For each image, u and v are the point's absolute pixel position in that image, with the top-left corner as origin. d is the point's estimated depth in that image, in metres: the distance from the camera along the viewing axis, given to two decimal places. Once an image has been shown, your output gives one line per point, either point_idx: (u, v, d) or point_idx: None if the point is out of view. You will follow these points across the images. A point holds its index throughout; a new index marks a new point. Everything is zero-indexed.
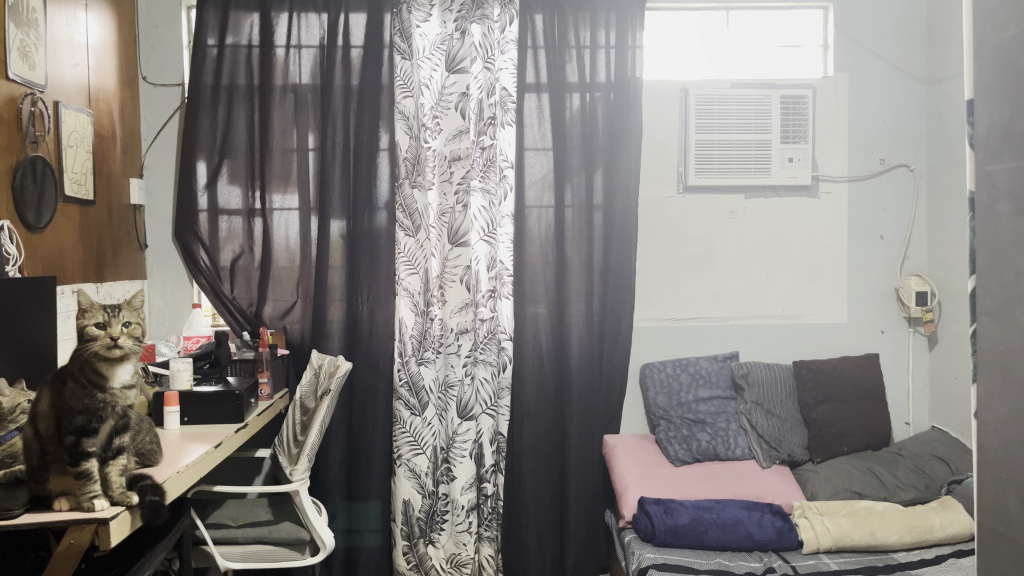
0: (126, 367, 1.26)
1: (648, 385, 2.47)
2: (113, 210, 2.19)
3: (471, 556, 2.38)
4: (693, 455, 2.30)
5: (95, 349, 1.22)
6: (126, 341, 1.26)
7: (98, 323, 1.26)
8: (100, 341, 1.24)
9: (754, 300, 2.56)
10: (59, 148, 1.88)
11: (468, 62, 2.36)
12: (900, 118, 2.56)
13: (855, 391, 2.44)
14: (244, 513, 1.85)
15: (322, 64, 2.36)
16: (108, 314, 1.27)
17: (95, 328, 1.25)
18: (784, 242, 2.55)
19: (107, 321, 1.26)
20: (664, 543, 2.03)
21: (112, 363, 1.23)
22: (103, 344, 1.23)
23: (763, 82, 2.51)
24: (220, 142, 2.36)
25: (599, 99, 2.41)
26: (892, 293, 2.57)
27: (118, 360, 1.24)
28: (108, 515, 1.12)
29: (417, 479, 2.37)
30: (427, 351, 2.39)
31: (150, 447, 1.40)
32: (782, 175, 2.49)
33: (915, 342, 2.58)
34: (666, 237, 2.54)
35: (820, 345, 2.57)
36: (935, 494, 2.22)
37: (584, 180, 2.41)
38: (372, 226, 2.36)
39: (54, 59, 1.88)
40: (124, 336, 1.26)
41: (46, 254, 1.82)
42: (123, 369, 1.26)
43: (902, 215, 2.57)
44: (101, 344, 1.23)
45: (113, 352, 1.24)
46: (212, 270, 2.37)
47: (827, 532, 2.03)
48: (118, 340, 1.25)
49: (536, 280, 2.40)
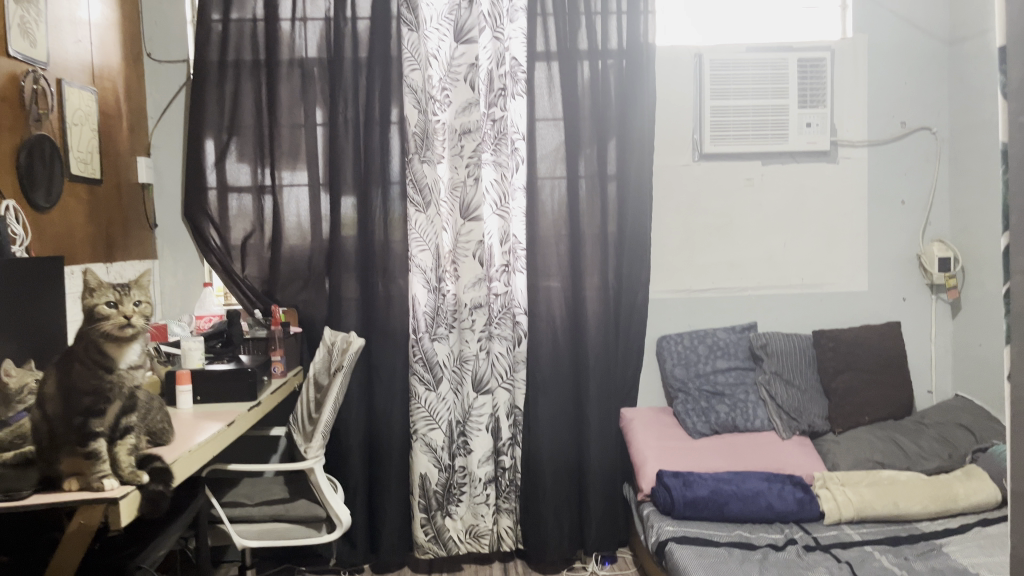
0: (134, 348, 1.23)
1: (665, 358, 2.44)
2: (122, 189, 2.16)
3: (489, 527, 2.39)
4: (711, 428, 2.28)
5: (106, 329, 1.19)
6: (139, 320, 1.24)
7: (109, 302, 1.23)
8: (113, 320, 1.21)
9: (774, 271, 2.51)
10: (62, 126, 1.85)
11: (477, 31, 2.32)
12: (922, 79, 2.49)
13: (877, 361, 2.39)
14: (261, 492, 1.85)
15: (329, 37, 2.32)
16: (119, 292, 1.24)
17: (106, 307, 1.23)
18: (804, 210, 2.50)
19: (118, 300, 1.24)
20: (683, 515, 2.02)
21: (122, 343, 1.21)
22: (115, 324, 1.21)
23: (781, 45, 2.45)
24: (228, 119, 2.33)
25: (611, 67, 2.36)
26: (913, 259, 2.52)
27: (129, 339, 1.22)
28: (118, 495, 1.11)
29: (434, 453, 2.36)
30: (440, 327, 2.37)
31: (161, 426, 1.37)
32: (801, 141, 2.44)
33: (937, 310, 2.53)
34: (681, 207, 2.48)
35: (840, 315, 2.52)
36: (959, 463, 2.18)
37: (597, 149, 2.36)
38: (383, 202, 2.32)
39: (55, 34, 1.84)
40: (136, 315, 1.24)
41: (54, 235, 1.80)
42: (131, 350, 1.23)
43: (924, 179, 2.50)
44: (114, 325, 1.20)
45: (125, 332, 1.21)
46: (223, 249, 2.35)
47: (849, 503, 2.01)
48: (132, 320, 1.23)
49: (550, 253, 2.36)
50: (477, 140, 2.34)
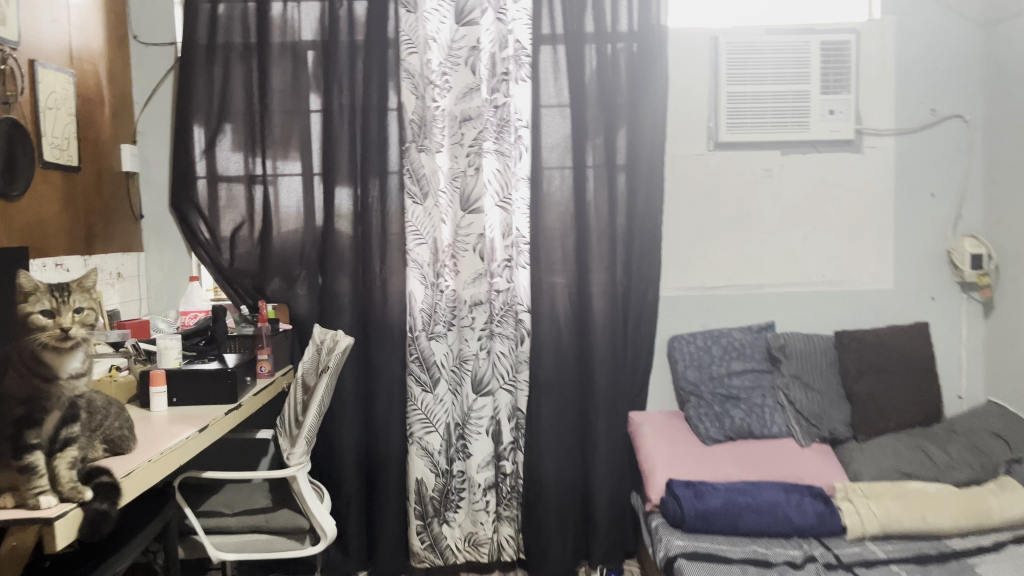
0: (76, 357, 1.14)
1: (676, 358, 2.30)
2: (103, 177, 2.06)
3: (489, 535, 2.28)
4: (725, 434, 2.15)
5: (42, 340, 1.10)
6: (79, 330, 1.15)
7: (45, 310, 1.14)
8: (50, 331, 1.13)
9: (794, 268, 2.36)
10: (35, 110, 1.74)
11: (479, 13, 2.19)
12: (954, 64, 2.33)
13: (903, 364, 2.24)
14: (241, 500, 1.74)
15: (323, 19, 2.20)
16: (56, 298, 1.15)
17: (42, 315, 1.13)
18: (827, 203, 2.35)
19: (55, 308, 1.14)
20: (694, 528, 1.88)
21: (62, 353, 1.12)
22: (52, 335, 1.12)
23: (802, 27, 2.30)
24: (218, 105, 2.22)
25: (622, 51, 2.22)
26: (944, 256, 2.36)
27: (70, 348, 1.13)
28: (54, 514, 0.99)
29: (430, 457, 2.24)
30: (438, 325, 2.25)
31: (121, 433, 1.26)
32: (822, 129, 2.29)
33: (969, 310, 2.37)
34: (696, 199, 2.34)
35: (863, 314, 2.36)
36: (993, 475, 2.03)
37: (606, 138, 2.23)
38: (380, 194, 2.20)
39: (29, 12, 1.73)
40: (75, 325, 1.15)
41: (24, 226, 1.69)
42: (73, 358, 1.14)
43: (955, 170, 2.35)
44: (50, 336, 1.11)
45: (64, 341, 1.13)
46: (212, 242, 2.24)
47: (874, 517, 1.87)
48: (70, 330, 1.14)
49: (555, 247, 2.23)
50: (478, 127, 2.21)
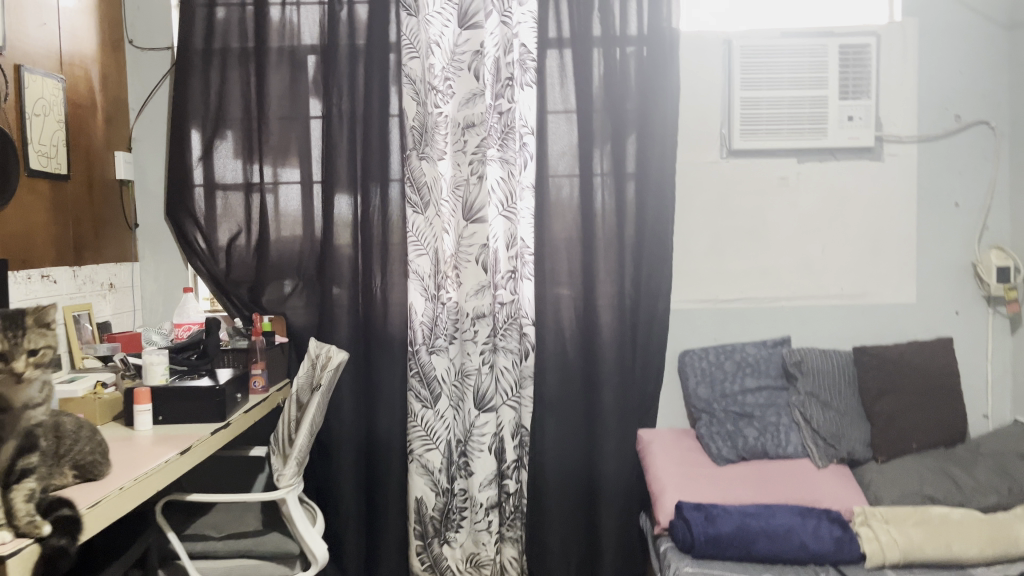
0: (33, 391, 1.14)
1: (688, 374, 2.21)
2: (95, 185, 2.00)
3: (491, 556, 2.17)
4: (738, 454, 2.06)
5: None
6: (36, 369, 1.14)
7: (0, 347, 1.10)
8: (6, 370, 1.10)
9: (811, 281, 2.27)
10: (21, 116, 1.68)
11: (483, 15, 2.12)
12: (979, 68, 2.23)
13: (926, 382, 2.14)
14: (231, 522, 1.67)
15: (323, 23, 2.14)
16: (14, 335, 1.12)
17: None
18: (846, 212, 2.25)
19: (12, 347, 1.11)
20: (704, 554, 1.79)
21: (19, 392, 1.12)
22: (11, 377, 1.10)
23: (820, 30, 2.21)
24: (214, 110, 2.16)
25: (632, 55, 2.14)
26: (968, 268, 2.26)
27: (27, 386, 1.13)
28: (7, 552, 0.91)
29: (431, 475, 2.16)
30: (438, 338, 2.18)
31: (93, 458, 1.20)
32: (840, 136, 2.20)
33: (994, 325, 2.27)
34: (708, 209, 2.25)
35: (882, 329, 2.26)
36: (1020, 500, 1.93)
37: (614, 145, 2.15)
38: (381, 205, 2.14)
39: (16, 15, 1.68)
40: (33, 364, 1.13)
41: (8, 237, 1.64)
42: (30, 390, 1.14)
43: (980, 179, 2.25)
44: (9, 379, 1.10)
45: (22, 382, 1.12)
46: (208, 252, 2.18)
47: (895, 544, 1.77)
48: (28, 371, 1.12)
49: (561, 259, 2.16)
50: (482, 134, 2.13)
